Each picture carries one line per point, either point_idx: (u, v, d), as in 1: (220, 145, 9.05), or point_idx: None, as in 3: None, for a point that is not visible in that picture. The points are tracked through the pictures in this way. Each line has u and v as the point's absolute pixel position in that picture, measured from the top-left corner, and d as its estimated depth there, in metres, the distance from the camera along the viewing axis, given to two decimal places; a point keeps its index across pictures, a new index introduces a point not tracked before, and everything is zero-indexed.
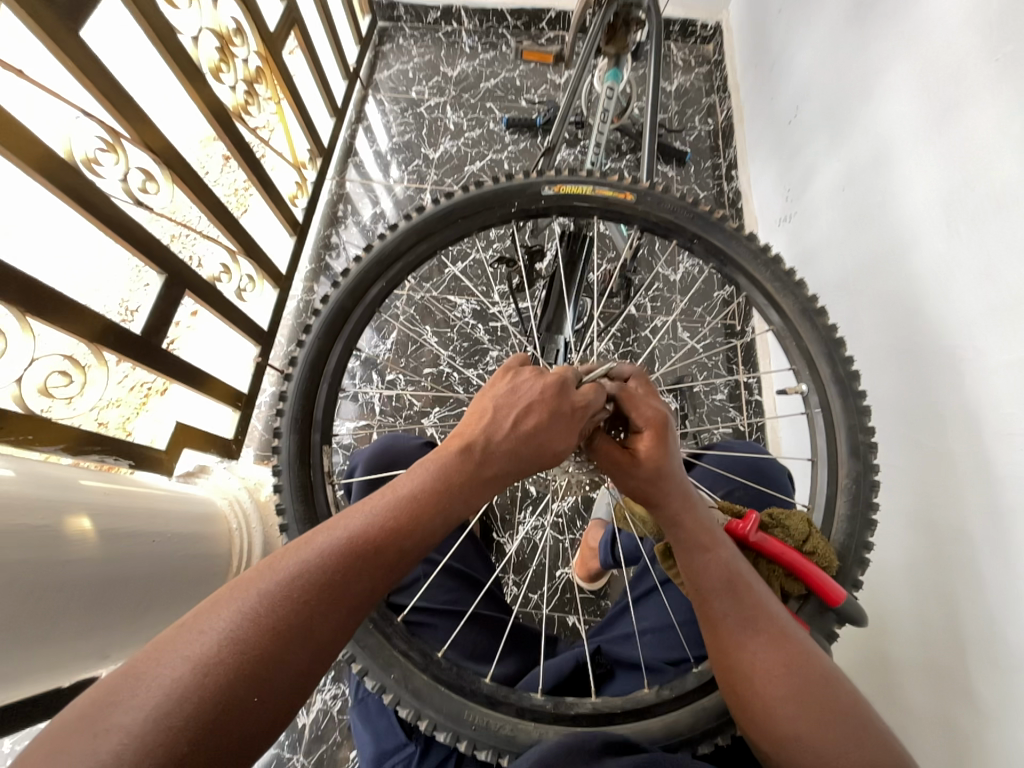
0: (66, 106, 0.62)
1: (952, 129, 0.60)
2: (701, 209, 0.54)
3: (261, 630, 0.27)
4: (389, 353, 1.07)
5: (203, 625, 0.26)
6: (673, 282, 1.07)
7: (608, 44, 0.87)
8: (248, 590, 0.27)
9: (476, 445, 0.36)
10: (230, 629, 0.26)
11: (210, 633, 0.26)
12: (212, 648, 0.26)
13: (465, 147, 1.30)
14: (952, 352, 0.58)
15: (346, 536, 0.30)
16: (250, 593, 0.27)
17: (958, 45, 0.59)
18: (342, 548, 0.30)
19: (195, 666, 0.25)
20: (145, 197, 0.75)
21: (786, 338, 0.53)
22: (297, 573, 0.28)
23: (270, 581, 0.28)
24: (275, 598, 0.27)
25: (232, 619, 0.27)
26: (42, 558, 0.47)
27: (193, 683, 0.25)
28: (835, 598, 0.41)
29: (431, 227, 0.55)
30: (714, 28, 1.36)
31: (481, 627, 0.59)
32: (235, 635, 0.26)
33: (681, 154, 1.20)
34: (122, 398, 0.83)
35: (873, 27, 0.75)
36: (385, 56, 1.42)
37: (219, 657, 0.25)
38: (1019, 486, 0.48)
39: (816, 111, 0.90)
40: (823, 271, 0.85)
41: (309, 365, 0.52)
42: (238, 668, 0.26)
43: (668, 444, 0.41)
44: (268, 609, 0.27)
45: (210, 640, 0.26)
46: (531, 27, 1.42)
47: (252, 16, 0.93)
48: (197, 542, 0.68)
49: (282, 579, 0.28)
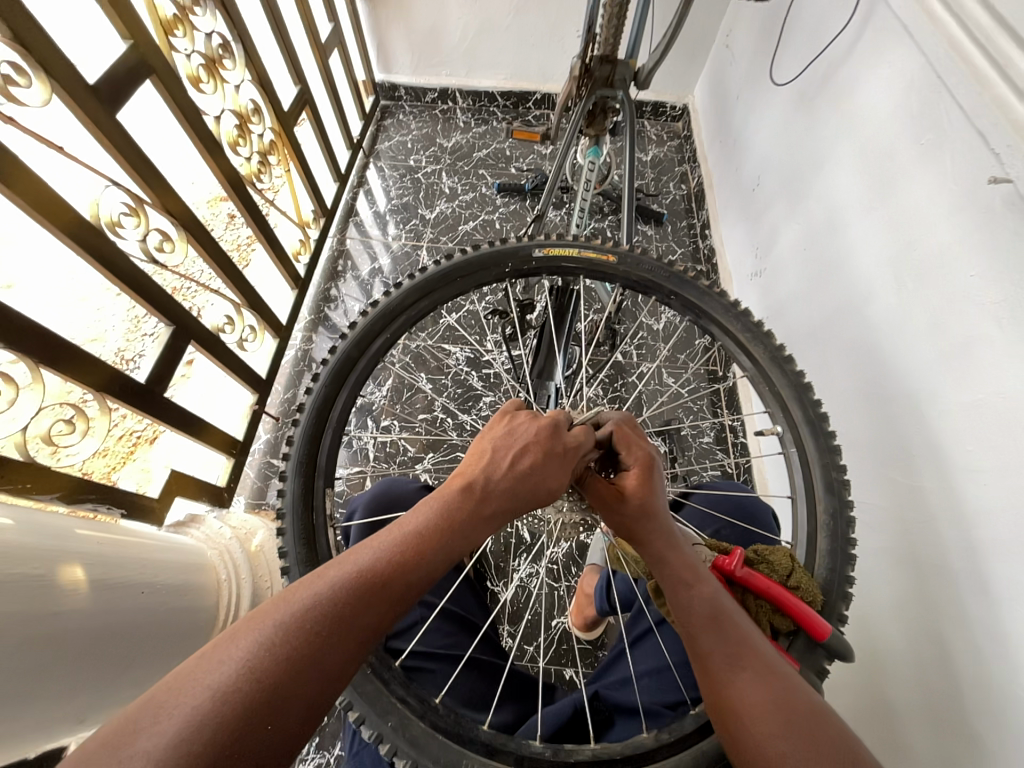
0: (97, 177, 0.68)
1: (891, 200, 0.68)
2: (676, 268, 0.60)
3: (276, 660, 0.28)
4: (385, 399, 1.09)
5: (222, 654, 0.28)
6: (656, 330, 1.13)
7: (588, 127, 0.97)
8: (266, 621, 0.30)
9: (476, 483, 0.39)
10: (246, 659, 0.28)
11: (228, 662, 0.28)
12: (230, 677, 0.27)
13: (459, 208, 1.40)
14: (914, 395, 0.62)
15: (356, 570, 0.33)
16: (265, 625, 0.29)
17: (889, 132, 0.68)
18: (352, 581, 0.32)
19: (212, 694, 0.27)
20: (160, 256, 0.80)
21: (759, 382, 0.58)
22: (310, 604, 0.30)
23: (286, 612, 0.30)
24: (290, 629, 0.29)
25: (250, 648, 0.28)
26: (35, 610, 0.46)
27: (211, 711, 0.26)
28: (821, 632, 0.42)
29: (432, 285, 0.60)
30: (682, 108, 1.52)
31: (478, 678, 0.58)
32: (252, 664, 0.28)
33: (658, 216, 1.31)
34: (110, 448, 0.77)
35: (818, 114, 0.87)
36: (386, 130, 1.56)
37: (237, 685, 0.27)
38: (985, 519, 0.51)
39: (775, 181, 1.01)
40: (793, 320, 0.92)
41: (315, 412, 0.55)
42: (253, 696, 0.27)
43: (655, 482, 0.44)
44: (283, 639, 0.29)
45: (228, 669, 0.28)
46: (519, 106, 1.57)
47: (268, 98, 1.04)
48: (187, 593, 0.67)
49: (296, 610, 0.30)
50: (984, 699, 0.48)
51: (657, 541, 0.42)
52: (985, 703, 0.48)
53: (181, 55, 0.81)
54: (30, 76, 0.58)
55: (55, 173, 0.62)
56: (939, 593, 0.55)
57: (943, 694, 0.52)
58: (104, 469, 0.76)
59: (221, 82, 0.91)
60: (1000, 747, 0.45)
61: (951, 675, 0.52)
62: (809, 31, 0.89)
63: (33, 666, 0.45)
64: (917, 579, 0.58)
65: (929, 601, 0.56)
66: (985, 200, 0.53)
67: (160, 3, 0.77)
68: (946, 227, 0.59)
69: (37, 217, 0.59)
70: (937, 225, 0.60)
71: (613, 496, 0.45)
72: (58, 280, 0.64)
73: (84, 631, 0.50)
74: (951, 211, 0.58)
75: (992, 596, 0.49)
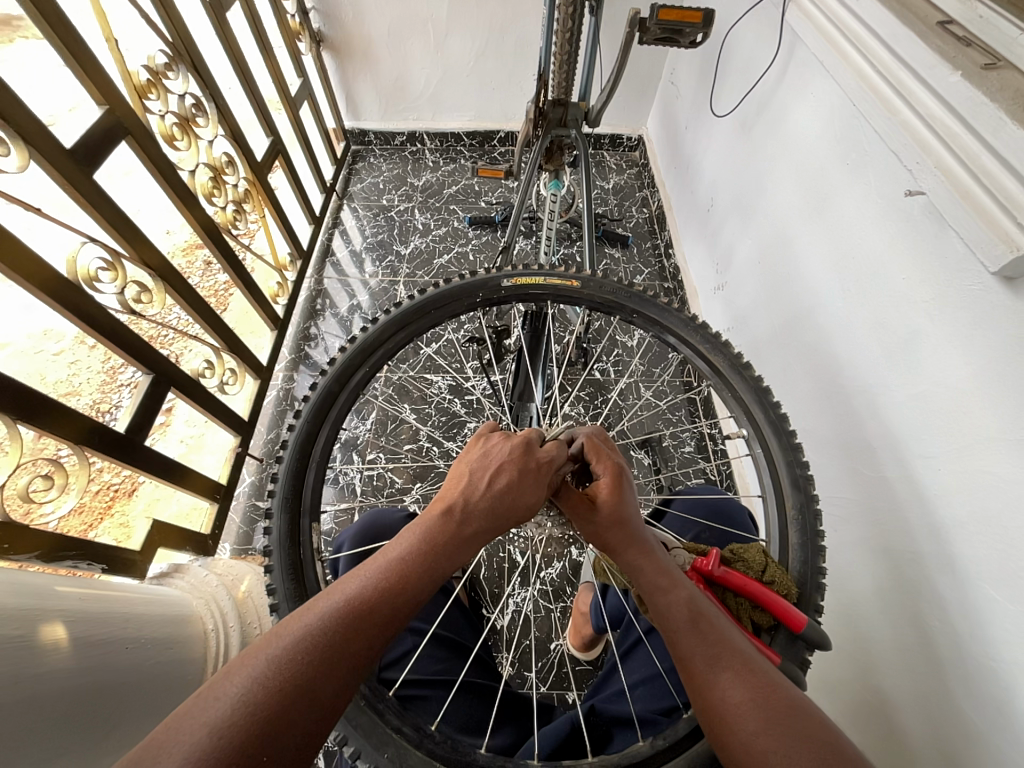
0: (73, 234, 0.69)
1: (827, 214, 0.74)
2: (636, 289, 0.64)
3: (270, 691, 0.29)
4: (370, 432, 1.10)
5: (219, 690, 0.29)
6: (630, 347, 1.18)
7: (547, 163, 1.04)
8: (258, 655, 0.30)
9: (456, 506, 0.40)
10: (242, 693, 0.29)
11: (223, 698, 0.28)
12: (226, 712, 0.28)
13: (433, 242, 1.45)
14: (867, 391, 0.66)
15: (343, 599, 0.34)
16: (259, 659, 0.30)
17: (819, 154, 0.75)
18: (341, 610, 0.33)
19: (210, 730, 0.27)
20: (137, 307, 0.81)
21: (722, 390, 0.61)
22: (301, 635, 0.31)
23: (278, 645, 0.31)
24: (282, 661, 0.30)
25: (244, 683, 0.29)
26: (17, 672, 0.45)
27: (209, 745, 0.27)
28: (798, 623, 0.45)
29: (408, 319, 0.63)
30: (638, 139, 1.62)
31: (474, 704, 0.58)
32: (247, 697, 0.29)
33: (623, 238, 1.38)
34: (85, 505, 0.75)
35: (756, 140, 0.94)
36: (358, 172, 1.62)
37: (233, 719, 0.28)
38: (942, 504, 0.54)
39: (727, 201, 1.08)
40: (755, 329, 0.97)
41: (297, 449, 0.56)
42: (248, 730, 0.28)
43: (629, 493, 0.47)
44: (276, 672, 0.30)
45: (225, 704, 0.28)
46: (485, 144, 1.65)
47: (242, 150, 1.08)
48: (172, 644, 0.66)
49: (287, 642, 0.31)
50: (967, 682, 0.49)
51: (635, 549, 0.44)
52: (969, 685, 0.49)
53: (154, 115, 0.85)
54: (8, 145, 0.60)
55: (33, 232, 0.64)
56: (910, 579, 0.57)
57: (932, 683, 0.53)
58: (81, 526, 0.74)
59: (195, 139, 0.95)
60: (985, 726, 0.47)
61: (933, 659, 0.53)
62: (740, 67, 0.98)
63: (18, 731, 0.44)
64: (890, 567, 0.61)
65: (905, 588, 0.58)
66: (907, 210, 0.59)
67: (135, 69, 0.81)
68: (876, 236, 0.64)
69: (11, 276, 0.60)
70: (868, 235, 0.66)
71: (589, 509, 0.46)
72: (34, 335, 0.65)
73: (70, 691, 0.49)
74: (880, 219, 0.63)
75: (958, 576, 0.51)
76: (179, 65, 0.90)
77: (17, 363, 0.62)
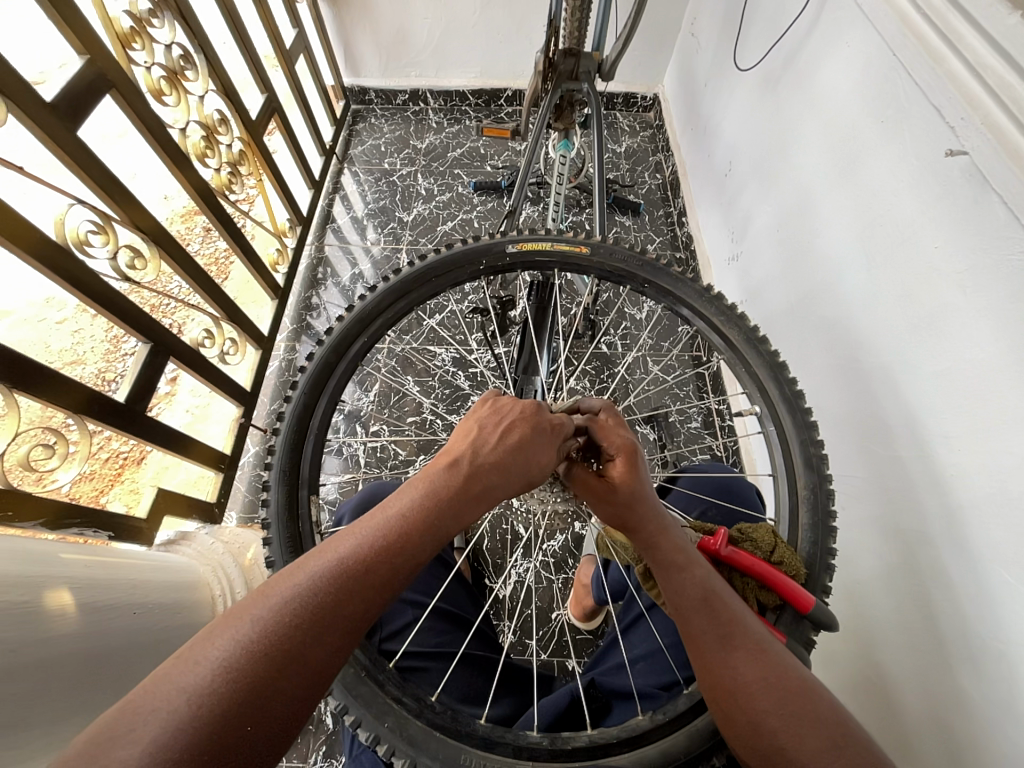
0: (60, 196, 0.67)
1: (856, 177, 0.69)
2: (648, 256, 0.61)
3: (254, 658, 0.27)
4: (373, 405, 1.09)
5: (199, 655, 0.27)
6: (639, 320, 1.14)
7: (556, 121, 0.98)
8: (243, 618, 0.28)
9: (463, 460, 0.39)
10: (223, 659, 0.27)
11: (204, 664, 0.27)
12: (207, 678, 0.26)
13: (436, 209, 1.39)
14: (886, 367, 0.63)
15: (337, 558, 0.32)
16: (244, 622, 0.28)
17: (852, 109, 0.69)
18: (334, 571, 0.31)
19: (190, 698, 0.25)
20: (131, 273, 0.79)
21: (736, 365, 0.58)
22: (290, 597, 0.30)
23: (264, 608, 0.29)
24: (267, 625, 0.28)
25: (225, 648, 0.27)
26: (23, 636, 0.45)
27: (187, 713, 0.25)
28: (805, 604, 0.44)
29: (408, 287, 0.60)
30: (653, 98, 1.53)
31: (474, 672, 0.59)
32: (229, 663, 0.27)
33: (635, 206, 1.32)
34: (96, 471, 0.77)
35: (783, 95, 0.88)
36: (359, 133, 1.55)
37: (213, 686, 0.26)
38: (960, 487, 0.52)
39: (747, 165, 1.02)
40: (771, 302, 0.93)
41: (295, 420, 0.54)
42: (231, 698, 0.26)
43: (638, 464, 0.45)
44: (262, 636, 0.28)
45: (205, 670, 0.26)
46: (491, 104, 1.56)
47: (235, 107, 1.03)
48: (180, 610, 0.67)
49: (275, 604, 0.29)
50: (970, 664, 0.49)
51: (646, 514, 0.43)
52: (972, 665, 0.48)
53: (139, 67, 0.80)
54: None
55: (17, 194, 0.61)
56: (918, 559, 0.56)
57: (934, 662, 0.53)
58: (92, 492, 0.76)
59: (184, 94, 0.90)
60: (984, 706, 0.47)
61: (935, 640, 0.53)
62: (770, 13, 0.90)
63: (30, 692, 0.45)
64: (898, 548, 0.60)
65: (911, 570, 0.57)
66: (945, 172, 0.54)
67: (116, 15, 0.75)
68: (910, 202, 0.59)
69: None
70: (900, 201, 0.61)
71: (600, 485, 0.45)
72: (37, 302, 0.65)
73: (77, 654, 0.49)
74: (914, 183, 0.59)
75: (968, 559, 0.50)
76: (164, 11, 0.84)
77: (22, 331, 0.63)
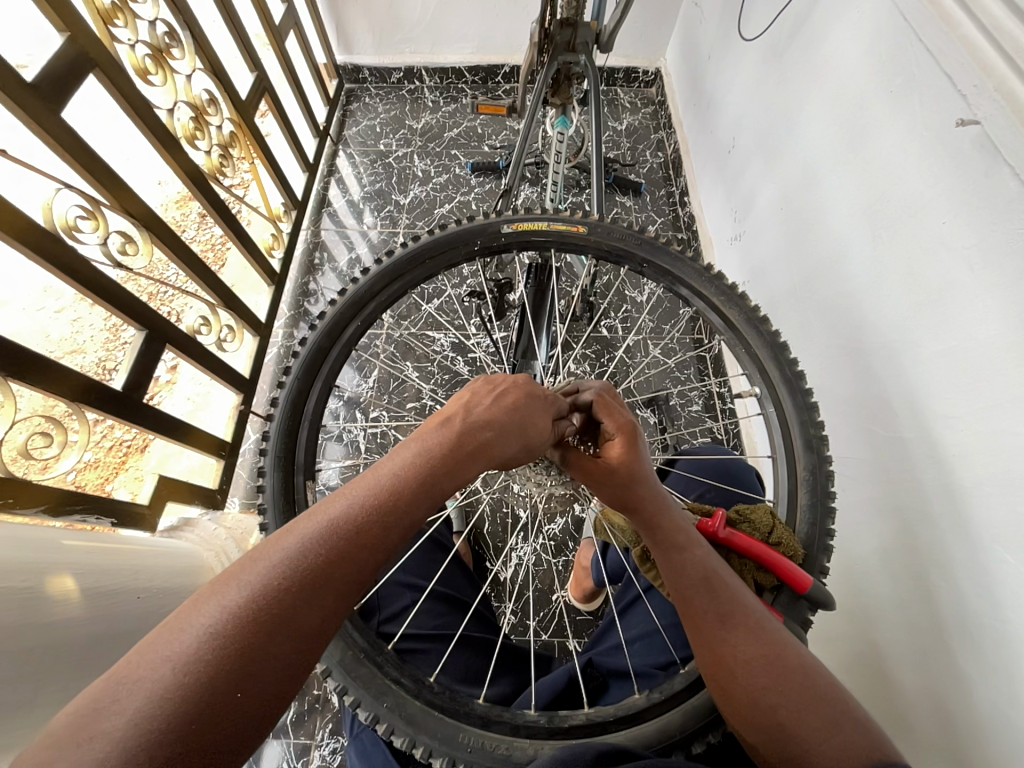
0: (47, 180, 0.65)
1: (863, 150, 0.67)
2: (648, 235, 0.59)
3: (243, 623, 0.26)
4: (372, 391, 1.09)
5: (184, 622, 0.26)
6: (639, 303, 1.13)
7: (554, 96, 0.95)
8: (230, 584, 0.27)
9: (457, 420, 0.39)
10: (211, 625, 0.26)
11: (191, 631, 0.25)
12: (193, 645, 0.25)
13: (433, 192, 1.37)
14: (890, 347, 0.62)
15: (328, 520, 0.31)
16: (232, 587, 0.27)
17: (860, 79, 0.67)
18: (325, 533, 0.30)
19: (176, 665, 0.24)
20: (123, 259, 0.78)
21: (735, 346, 0.57)
22: (279, 561, 0.29)
23: (254, 573, 0.28)
24: (258, 588, 0.27)
25: (213, 614, 0.26)
26: (27, 620, 0.46)
27: (174, 681, 0.24)
28: (802, 584, 0.44)
29: (401, 269, 0.59)
30: (655, 73, 1.48)
31: (473, 652, 0.60)
32: (217, 629, 0.26)
33: (636, 185, 1.29)
34: (100, 459, 0.80)
35: (789, 66, 0.84)
36: (353, 114, 1.51)
37: (200, 653, 0.25)
38: (964, 467, 0.51)
39: (750, 141, 0.99)
40: (773, 282, 0.91)
41: (289, 406, 0.54)
42: (219, 665, 0.25)
43: (638, 439, 0.45)
44: (251, 600, 0.27)
45: (191, 637, 0.25)
46: (488, 81, 1.52)
47: (224, 87, 1.00)
48: (182, 594, 0.68)
49: (265, 569, 0.28)
50: (968, 644, 0.49)
51: (642, 484, 0.43)
52: (970, 645, 0.48)
53: (123, 45, 0.78)
54: None
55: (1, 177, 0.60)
56: (918, 540, 0.56)
57: (931, 642, 0.53)
58: (98, 479, 0.79)
59: (170, 73, 0.87)
60: (982, 686, 0.47)
61: (934, 620, 0.53)
62: None
63: (36, 674, 0.45)
64: (898, 529, 0.59)
65: (911, 551, 0.57)
66: (955, 144, 0.52)
67: None
68: (918, 176, 0.58)
69: None
70: (908, 175, 0.59)
71: (598, 464, 0.45)
72: (36, 292, 0.66)
73: (81, 637, 0.50)
74: (923, 155, 0.57)
75: (968, 539, 0.50)
76: None
77: (21, 323, 0.64)
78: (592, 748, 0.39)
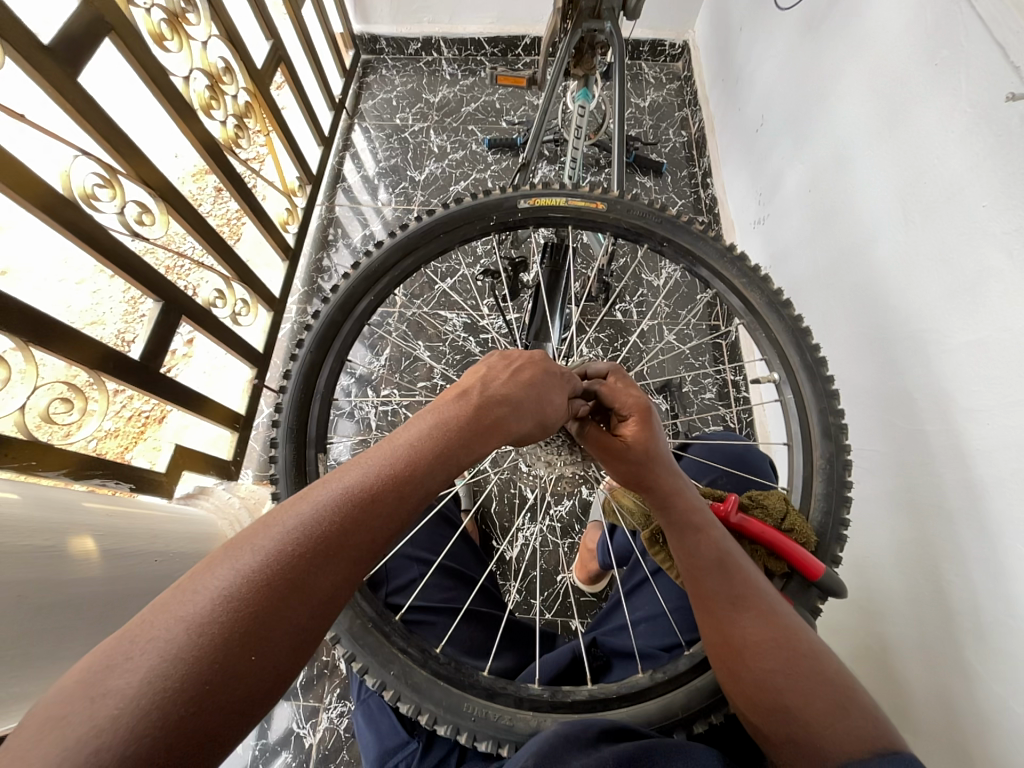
0: (64, 146, 0.65)
1: (900, 130, 0.63)
2: (669, 212, 0.57)
3: (257, 586, 0.26)
4: (383, 369, 1.09)
5: (198, 584, 0.26)
6: (656, 286, 1.10)
7: (576, 66, 0.92)
8: (244, 548, 0.28)
9: (472, 395, 0.38)
10: (224, 588, 0.26)
11: (203, 594, 0.26)
12: (205, 608, 0.25)
13: (449, 168, 1.34)
14: (917, 336, 0.60)
15: (342, 489, 0.31)
16: (245, 552, 0.27)
17: (903, 51, 0.63)
18: (340, 501, 0.30)
19: (189, 627, 0.24)
20: (140, 229, 0.78)
21: (755, 329, 0.56)
22: (293, 527, 0.29)
23: (267, 538, 0.28)
24: (272, 554, 0.28)
25: (226, 578, 0.26)
26: (49, 578, 0.48)
27: (187, 641, 0.24)
28: (814, 570, 0.44)
29: (414, 243, 0.58)
30: (682, 46, 1.42)
31: (479, 626, 0.61)
32: (230, 592, 0.26)
33: (657, 165, 1.25)
34: (120, 428, 0.82)
35: (825, 38, 0.80)
36: (370, 86, 1.48)
37: (214, 615, 0.25)
38: (988, 462, 0.49)
39: (779, 119, 0.95)
40: (797, 268, 0.89)
41: (301, 379, 0.55)
42: (234, 626, 0.25)
43: (652, 417, 0.44)
44: (265, 565, 0.27)
45: (204, 599, 0.25)
46: (508, 53, 1.48)
47: (239, 54, 0.98)
48: (197, 559, 0.70)
49: (279, 534, 0.28)
50: (981, 643, 0.48)
51: (660, 469, 0.43)
52: (982, 643, 0.48)
53: (139, 10, 0.77)
54: None
55: (20, 143, 0.60)
56: (933, 534, 0.55)
57: (940, 635, 0.53)
58: (118, 448, 0.80)
59: (186, 39, 0.86)
60: (994, 685, 0.46)
61: (946, 617, 0.52)
62: None
63: (56, 628, 0.47)
64: (915, 523, 0.58)
65: (926, 546, 0.56)
66: (1003, 121, 0.49)
67: None
68: (958, 156, 0.55)
69: (4, 191, 0.56)
70: (948, 155, 0.56)
71: (612, 440, 0.44)
72: (57, 262, 0.66)
73: (98, 594, 0.52)
74: (965, 133, 0.54)
75: (987, 535, 0.48)
76: None
77: (45, 291, 0.64)
78: (595, 725, 0.40)
